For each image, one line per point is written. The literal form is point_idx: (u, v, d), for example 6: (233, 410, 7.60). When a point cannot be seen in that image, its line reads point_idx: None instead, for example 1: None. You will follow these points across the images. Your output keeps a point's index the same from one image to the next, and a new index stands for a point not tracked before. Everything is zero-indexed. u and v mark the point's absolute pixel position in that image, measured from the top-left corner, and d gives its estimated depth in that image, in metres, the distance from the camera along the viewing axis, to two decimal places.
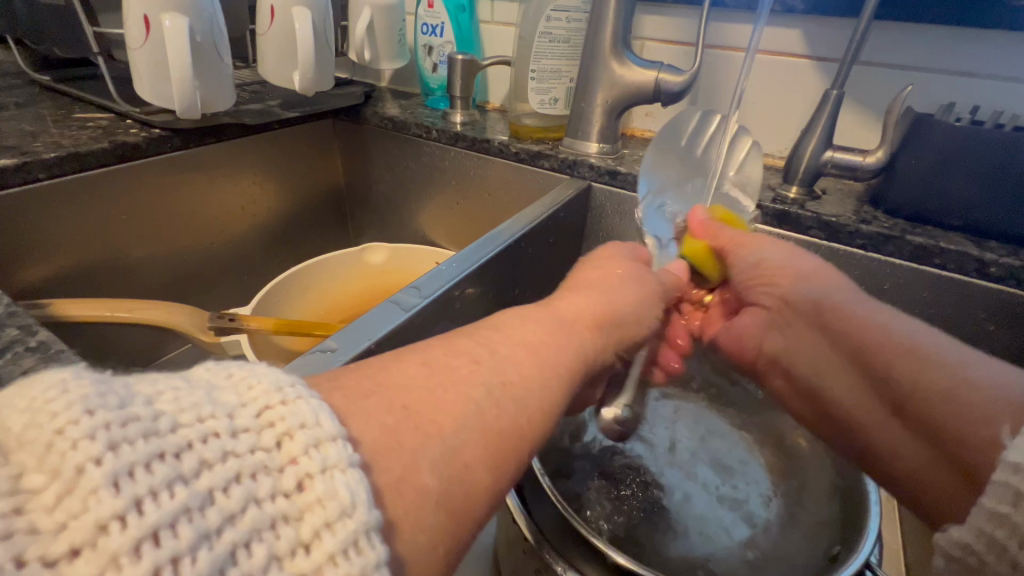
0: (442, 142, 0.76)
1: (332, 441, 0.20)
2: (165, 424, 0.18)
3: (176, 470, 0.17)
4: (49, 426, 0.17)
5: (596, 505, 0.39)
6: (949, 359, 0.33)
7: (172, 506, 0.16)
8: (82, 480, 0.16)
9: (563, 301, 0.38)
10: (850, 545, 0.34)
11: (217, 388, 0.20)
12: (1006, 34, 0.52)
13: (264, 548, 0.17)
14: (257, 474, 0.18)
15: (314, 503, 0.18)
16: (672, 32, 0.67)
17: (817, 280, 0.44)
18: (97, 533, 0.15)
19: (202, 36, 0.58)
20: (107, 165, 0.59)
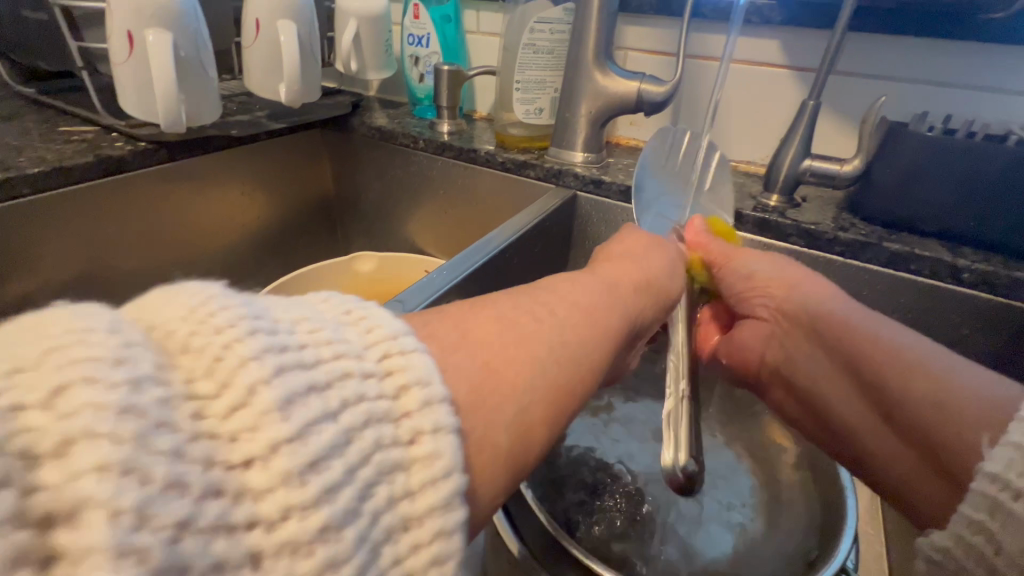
0: (429, 152, 0.76)
1: (441, 403, 0.22)
2: (312, 359, 0.21)
3: (325, 405, 0.19)
4: (219, 340, 0.20)
5: (580, 513, 0.39)
6: (940, 369, 0.35)
7: (323, 440, 0.19)
8: (255, 399, 0.19)
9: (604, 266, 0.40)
10: (823, 555, 0.35)
11: (343, 327, 0.23)
12: (976, 45, 0.53)
13: (385, 488, 0.20)
14: (382, 420, 0.20)
15: (423, 457, 0.20)
16: (654, 42, 0.68)
17: (805, 290, 0.44)
18: (270, 450, 0.18)
19: (187, 51, 0.59)
20: (93, 179, 0.59)
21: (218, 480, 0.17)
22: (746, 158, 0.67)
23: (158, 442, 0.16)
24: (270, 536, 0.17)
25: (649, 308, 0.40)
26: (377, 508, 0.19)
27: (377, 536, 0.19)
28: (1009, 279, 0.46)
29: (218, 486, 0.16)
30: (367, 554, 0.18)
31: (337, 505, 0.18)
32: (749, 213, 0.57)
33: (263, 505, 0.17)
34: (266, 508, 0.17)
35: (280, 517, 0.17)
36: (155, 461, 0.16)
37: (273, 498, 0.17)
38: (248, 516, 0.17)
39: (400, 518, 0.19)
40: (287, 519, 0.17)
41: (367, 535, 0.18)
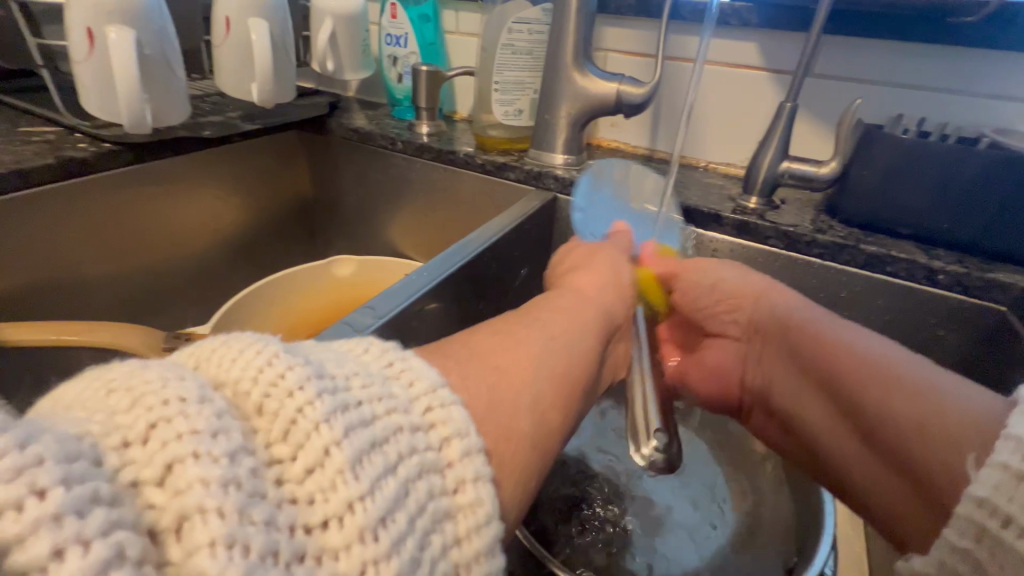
0: (408, 154, 0.75)
1: (479, 453, 0.22)
2: (369, 414, 0.21)
3: (386, 461, 0.20)
4: (292, 404, 0.20)
5: (562, 524, 0.38)
6: (918, 380, 0.34)
7: (388, 494, 0.19)
8: (329, 461, 0.19)
9: (572, 280, 0.42)
10: (806, 553, 0.35)
11: (387, 381, 0.23)
12: (947, 49, 0.54)
13: (439, 537, 0.20)
14: (430, 471, 0.21)
15: (467, 506, 0.21)
16: (634, 44, 0.68)
17: (782, 303, 0.44)
18: (346, 509, 0.18)
19: (151, 49, 0.57)
20: (58, 181, 0.57)
21: (302, 543, 0.17)
22: (725, 160, 0.67)
23: (253, 512, 0.16)
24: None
25: (622, 303, 0.42)
26: (433, 557, 0.19)
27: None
28: (982, 281, 0.47)
29: (302, 548, 0.17)
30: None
31: (405, 556, 0.18)
32: (728, 215, 0.57)
33: (343, 563, 0.17)
34: (346, 565, 0.17)
35: (359, 573, 0.17)
36: (252, 530, 0.16)
37: (352, 556, 0.17)
38: (330, 572, 0.17)
39: (452, 565, 0.20)
40: (365, 574, 0.17)
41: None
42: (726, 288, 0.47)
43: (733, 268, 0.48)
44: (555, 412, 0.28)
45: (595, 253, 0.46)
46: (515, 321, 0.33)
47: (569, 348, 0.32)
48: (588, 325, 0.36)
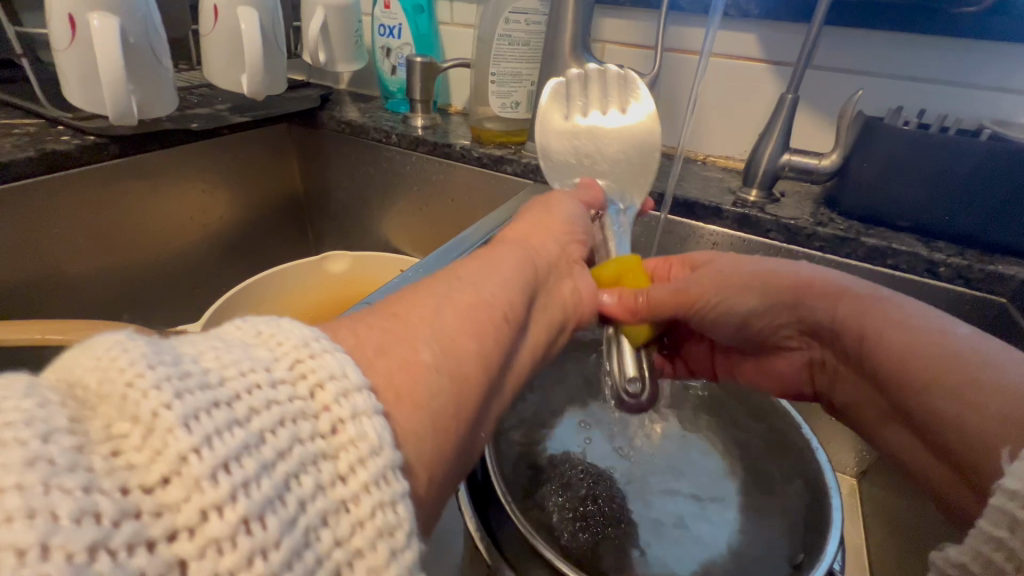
0: (402, 147, 0.73)
1: (360, 390, 0.20)
2: (214, 378, 0.19)
3: (232, 415, 0.18)
4: (120, 379, 0.17)
5: (563, 519, 0.37)
6: (961, 383, 0.32)
7: (234, 443, 0.17)
8: (158, 421, 0.17)
9: (511, 232, 0.41)
10: (813, 551, 0.34)
11: (249, 346, 0.21)
12: (946, 41, 0.54)
13: (311, 478, 0.18)
14: (299, 419, 0.19)
15: (348, 443, 0.19)
16: (632, 35, 0.67)
17: (825, 298, 0.40)
18: (180, 463, 0.16)
19: (136, 37, 0.55)
20: (37, 175, 0.55)
21: (134, 504, 0.15)
22: (724, 154, 0.67)
23: (64, 480, 0.14)
24: (192, 543, 0.15)
25: (557, 246, 0.40)
26: (303, 498, 0.17)
27: (311, 521, 0.17)
28: (984, 273, 0.47)
29: (134, 509, 0.15)
30: (299, 546, 0.16)
31: (256, 498, 0.16)
32: (729, 209, 0.56)
33: (181, 516, 0.15)
34: (183, 518, 0.15)
35: (200, 520, 0.15)
36: (60, 499, 0.14)
37: (189, 508, 0.15)
38: (168, 528, 0.15)
39: (335, 502, 0.18)
40: (206, 521, 0.15)
41: (297, 523, 0.17)
42: (752, 301, 0.44)
43: (762, 265, 0.43)
44: (465, 336, 0.27)
45: (546, 201, 0.46)
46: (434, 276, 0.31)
47: (484, 290, 0.31)
48: (514, 257, 0.36)
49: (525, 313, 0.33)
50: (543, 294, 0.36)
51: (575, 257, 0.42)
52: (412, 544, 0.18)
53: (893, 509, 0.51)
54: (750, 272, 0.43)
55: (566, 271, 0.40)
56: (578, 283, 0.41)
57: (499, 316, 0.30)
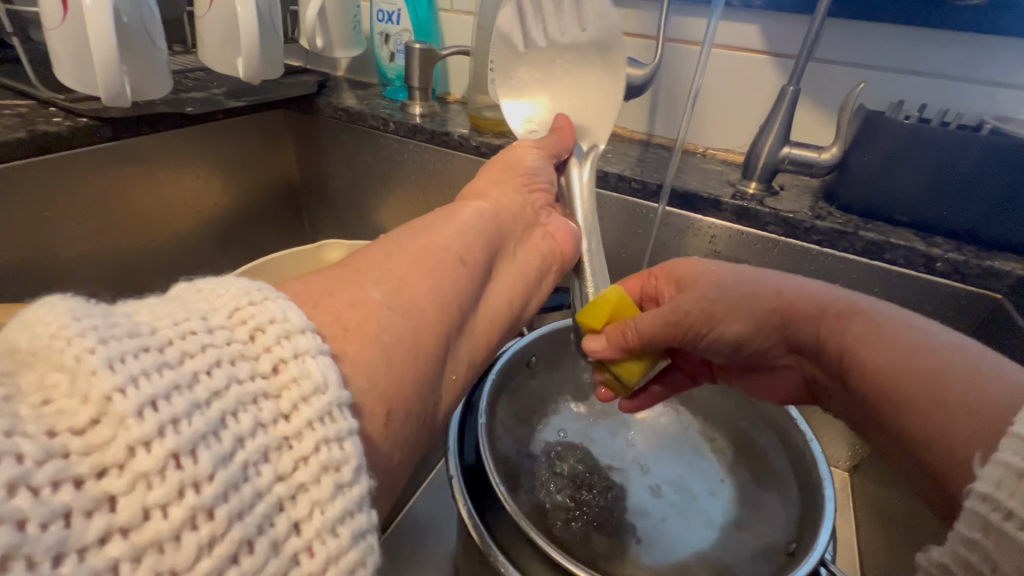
0: (400, 135, 0.73)
1: (301, 332, 0.23)
2: (144, 328, 0.20)
3: (162, 359, 0.19)
4: (47, 332, 0.19)
5: (557, 510, 0.38)
6: (932, 404, 0.30)
7: (162, 383, 0.19)
8: (81, 366, 0.18)
9: (473, 190, 0.45)
10: (805, 540, 0.35)
11: (189, 301, 0.23)
12: (949, 35, 0.54)
13: (250, 416, 0.20)
14: (237, 360, 0.21)
15: (290, 381, 0.21)
16: (635, 25, 0.67)
17: (806, 318, 0.38)
18: (105, 403, 0.18)
19: (130, 16, 0.54)
20: (28, 157, 0.54)
21: (60, 445, 0.17)
22: (726, 146, 0.66)
23: None
24: (121, 478, 0.17)
25: (517, 195, 0.44)
26: (241, 435, 0.19)
27: (250, 457, 0.19)
28: (979, 268, 0.47)
29: (61, 450, 0.17)
30: (238, 475, 0.19)
31: (186, 434, 0.18)
32: (728, 201, 0.56)
33: (108, 454, 0.17)
34: (109, 456, 0.17)
35: (127, 456, 0.17)
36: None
37: (115, 446, 0.17)
38: (95, 466, 0.17)
39: (277, 438, 0.20)
40: (134, 457, 0.17)
41: (233, 458, 0.19)
42: (740, 319, 0.39)
43: (739, 283, 0.40)
44: (420, 279, 0.30)
45: (511, 153, 0.47)
46: (398, 232, 0.34)
47: (442, 239, 0.34)
48: (476, 209, 0.39)
49: (485, 260, 0.36)
50: (509, 242, 0.40)
51: (539, 206, 0.45)
52: (359, 479, 0.21)
53: (885, 504, 0.51)
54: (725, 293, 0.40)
55: (530, 220, 0.44)
56: (548, 229, 0.44)
57: (456, 259, 0.33)
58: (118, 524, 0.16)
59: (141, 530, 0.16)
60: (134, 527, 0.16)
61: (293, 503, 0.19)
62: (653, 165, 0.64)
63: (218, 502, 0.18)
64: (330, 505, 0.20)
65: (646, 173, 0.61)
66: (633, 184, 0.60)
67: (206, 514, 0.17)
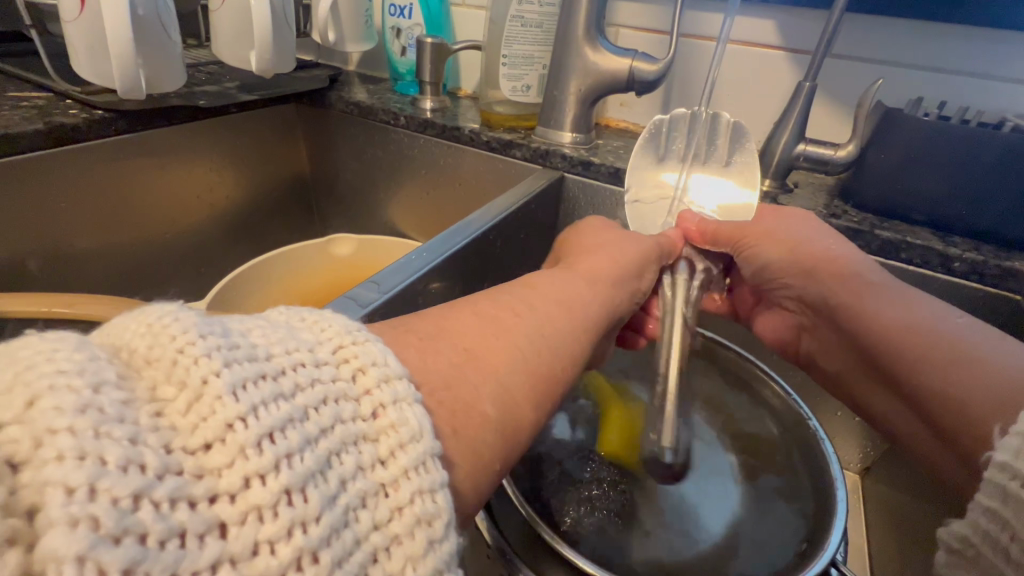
0: (410, 129, 0.73)
1: (399, 378, 0.22)
2: (261, 353, 0.21)
3: (278, 390, 0.20)
4: (173, 345, 0.19)
5: (568, 505, 0.37)
6: (951, 358, 0.35)
7: (280, 415, 0.19)
8: (207, 388, 0.18)
9: (584, 263, 0.43)
10: (816, 542, 0.35)
11: (295, 329, 0.23)
12: (971, 31, 0.53)
13: (352, 458, 0.20)
14: (341, 400, 0.21)
15: (388, 428, 0.21)
16: (648, 20, 0.66)
17: (841, 273, 0.44)
18: (226, 430, 0.18)
19: (145, 9, 0.53)
20: (45, 149, 0.55)
21: (177, 461, 0.17)
22: None
23: (113, 430, 0.16)
24: (234, 507, 0.17)
25: (620, 297, 0.42)
26: (344, 477, 0.19)
27: (351, 501, 0.19)
28: (1000, 269, 0.46)
29: (177, 466, 0.17)
30: (341, 520, 0.18)
31: (298, 470, 0.18)
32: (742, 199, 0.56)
33: (223, 481, 0.17)
34: (226, 483, 0.17)
35: (243, 487, 0.17)
36: (108, 445, 0.16)
37: (232, 474, 0.17)
38: (209, 490, 0.17)
39: (375, 484, 0.20)
40: (249, 488, 0.17)
41: (337, 501, 0.18)
42: (782, 257, 0.48)
43: (798, 234, 0.48)
44: (526, 403, 0.28)
45: (599, 246, 0.46)
46: (475, 297, 0.34)
47: (562, 354, 0.32)
48: (589, 319, 0.37)
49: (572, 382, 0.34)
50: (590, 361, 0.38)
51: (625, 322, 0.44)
52: (448, 535, 0.20)
53: (900, 507, 0.50)
54: (784, 237, 0.48)
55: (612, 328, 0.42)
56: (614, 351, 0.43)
57: (529, 322, 0.32)
58: (230, 553, 0.16)
59: (251, 563, 0.16)
60: (244, 560, 0.16)
61: (387, 555, 0.19)
62: None
63: (322, 545, 0.17)
64: (422, 561, 0.19)
65: None
66: None
67: (311, 557, 0.17)
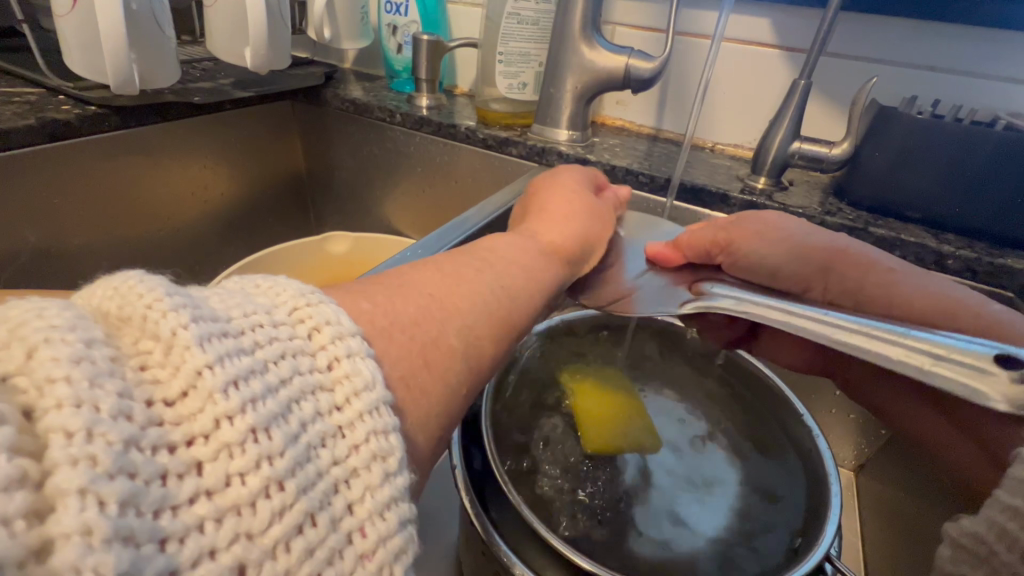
0: (407, 127, 0.72)
1: (353, 335, 0.22)
2: (222, 314, 0.20)
3: (239, 344, 0.19)
4: (140, 302, 0.19)
5: (561, 502, 0.37)
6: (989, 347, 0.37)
7: (242, 365, 0.19)
8: (177, 339, 0.18)
9: (555, 212, 0.45)
10: (811, 538, 0.35)
11: (251, 295, 0.22)
12: (965, 30, 0.53)
13: (310, 405, 0.20)
14: (298, 354, 0.21)
15: (343, 378, 0.21)
16: (643, 18, 0.66)
17: (855, 264, 0.44)
18: (196, 377, 0.18)
19: (139, 5, 0.53)
20: (33, 144, 0.54)
21: (158, 414, 0.17)
22: (733, 142, 0.66)
23: (105, 382, 0.16)
24: (207, 446, 0.17)
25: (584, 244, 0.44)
26: (304, 419, 0.19)
27: (312, 439, 0.19)
28: (991, 266, 0.46)
29: (157, 418, 0.17)
30: (302, 456, 0.18)
31: (262, 412, 0.18)
32: (737, 197, 0.56)
33: (197, 424, 0.17)
34: (198, 425, 0.17)
35: (214, 428, 0.17)
36: (102, 395, 0.16)
37: (204, 417, 0.17)
38: (186, 435, 0.17)
39: (332, 427, 0.20)
40: (219, 428, 0.17)
41: (300, 438, 0.19)
42: (781, 253, 0.46)
43: (789, 230, 0.46)
44: (490, 343, 0.29)
45: (561, 198, 0.46)
46: (463, 261, 0.33)
47: (522, 295, 0.33)
48: (536, 266, 0.37)
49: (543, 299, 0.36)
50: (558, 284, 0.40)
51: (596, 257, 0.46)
52: (404, 471, 0.20)
53: (892, 502, 0.51)
54: (777, 236, 0.46)
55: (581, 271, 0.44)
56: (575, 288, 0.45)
57: (496, 291, 0.31)
58: (205, 487, 0.16)
59: (225, 493, 0.17)
60: (218, 490, 0.17)
61: (348, 486, 0.19)
62: (661, 159, 0.64)
63: (288, 474, 0.18)
64: (379, 490, 0.19)
65: (653, 167, 0.61)
66: (641, 176, 0.60)
67: (278, 485, 0.17)
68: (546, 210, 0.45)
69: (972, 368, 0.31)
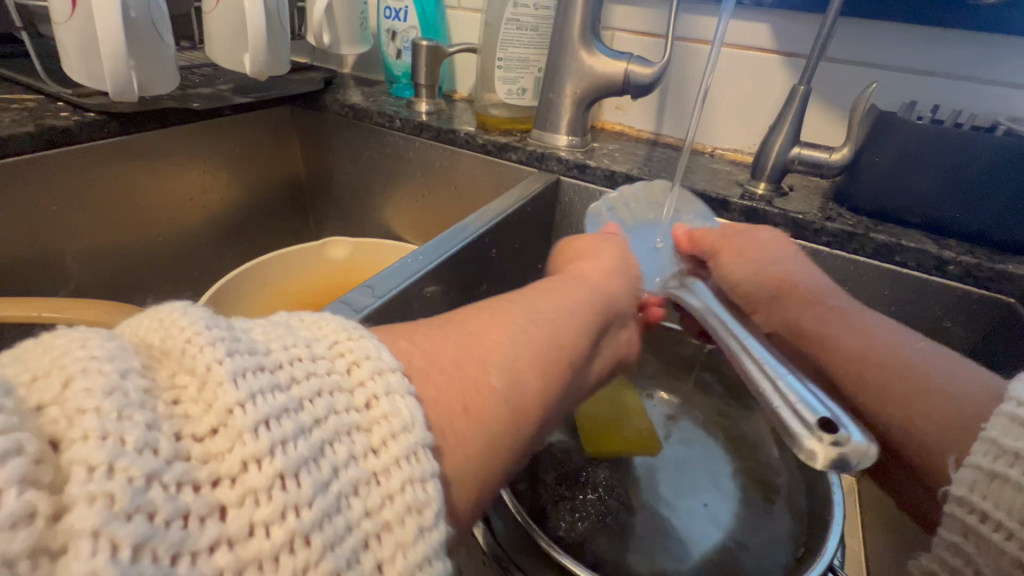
0: (406, 132, 0.72)
1: (393, 370, 0.22)
2: (261, 347, 0.20)
3: (276, 381, 0.19)
4: (181, 335, 0.20)
5: (561, 511, 0.36)
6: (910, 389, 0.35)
7: (276, 404, 0.19)
8: (212, 374, 0.19)
9: (596, 252, 0.45)
10: (815, 547, 0.34)
11: (293, 328, 0.23)
12: (963, 36, 0.53)
13: (344, 448, 0.19)
14: (335, 392, 0.20)
15: (381, 418, 0.20)
16: (641, 23, 0.66)
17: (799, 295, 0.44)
18: (227, 415, 0.18)
19: (137, 11, 0.53)
20: (28, 153, 0.53)
21: (185, 448, 0.17)
22: (732, 146, 0.66)
23: (133, 414, 0.17)
24: (233, 490, 0.17)
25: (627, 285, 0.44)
26: (337, 464, 0.19)
27: (344, 487, 0.18)
28: (992, 272, 0.46)
29: (185, 453, 0.17)
30: (332, 505, 0.18)
31: (292, 455, 0.18)
32: (737, 202, 0.55)
33: (224, 464, 0.17)
34: (226, 465, 0.17)
35: (241, 470, 0.17)
36: (129, 426, 0.16)
37: (232, 457, 0.17)
38: (212, 473, 0.17)
39: (367, 473, 0.19)
40: (247, 472, 0.17)
41: (330, 487, 0.18)
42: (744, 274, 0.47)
43: (766, 253, 0.47)
44: (534, 376, 0.28)
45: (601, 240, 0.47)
46: (496, 299, 0.33)
47: (562, 330, 0.32)
48: (583, 299, 0.37)
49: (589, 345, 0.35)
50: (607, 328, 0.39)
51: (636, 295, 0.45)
52: (439, 523, 0.19)
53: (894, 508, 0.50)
54: (750, 255, 0.47)
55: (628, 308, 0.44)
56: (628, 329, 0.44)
57: (538, 328, 0.31)
58: (227, 535, 0.16)
59: (247, 544, 0.16)
60: (241, 541, 0.16)
61: (378, 541, 0.18)
62: (660, 164, 0.64)
63: (314, 528, 0.17)
64: (411, 548, 0.19)
65: (653, 172, 0.61)
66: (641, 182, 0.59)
67: (303, 539, 0.17)
68: (584, 250, 0.45)
69: (791, 417, 0.31)
